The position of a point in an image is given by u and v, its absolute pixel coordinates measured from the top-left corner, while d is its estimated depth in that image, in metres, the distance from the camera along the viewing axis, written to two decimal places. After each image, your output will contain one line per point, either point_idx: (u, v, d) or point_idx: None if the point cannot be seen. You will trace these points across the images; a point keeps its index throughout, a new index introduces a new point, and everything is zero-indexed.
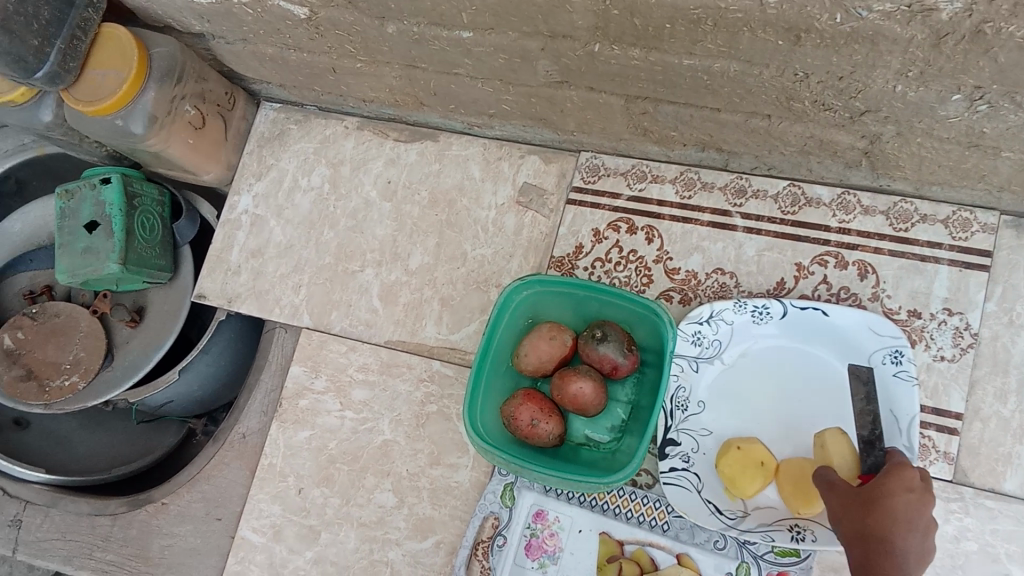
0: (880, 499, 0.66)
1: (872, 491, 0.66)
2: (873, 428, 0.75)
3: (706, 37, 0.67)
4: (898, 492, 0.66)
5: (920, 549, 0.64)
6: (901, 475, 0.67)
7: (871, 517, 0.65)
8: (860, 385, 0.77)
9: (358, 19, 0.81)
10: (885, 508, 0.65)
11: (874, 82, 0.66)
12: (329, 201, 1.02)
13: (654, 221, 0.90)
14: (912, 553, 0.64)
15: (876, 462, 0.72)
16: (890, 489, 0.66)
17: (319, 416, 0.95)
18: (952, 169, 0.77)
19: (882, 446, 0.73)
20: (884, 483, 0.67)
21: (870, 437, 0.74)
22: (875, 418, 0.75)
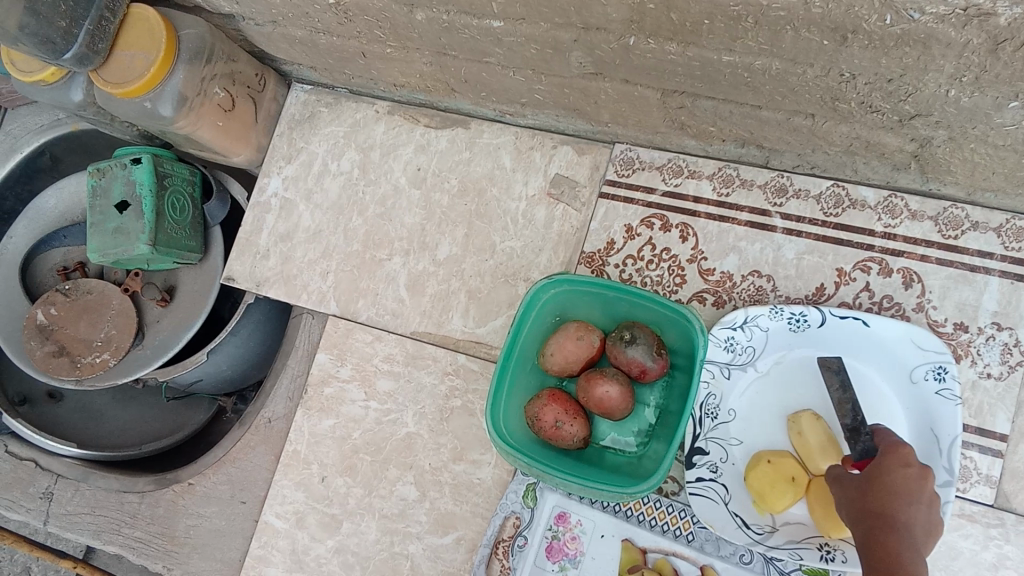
0: (879, 476, 0.63)
1: (870, 471, 0.64)
2: (854, 416, 0.73)
3: (746, 34, 0.63)
4: (896, 466, 0.64)
5: (926, 520, 0.62)
6: (897, 452, 0.65)
7: (873, 495, 0.62)
8: (833, 375, 0.76)
9: (386, 5, 0.79)
10: (885, 484, 0.63)
11: (926, 86, 0.62)
12: (358, 186, 1.00)
13: (689, 219, 0.87)
14: (919, 525, 0.61)
15: (866, 446, 0.70)
16: (888, 464, 0.64)
17: (344, 404, 0.93)
18: (1007, 176, 0.72)
19: (867, 430, 0.71)
20: (880, 462, 0.65)
21: (853, 425, 0.72)
22: (855, 407, 0.73)
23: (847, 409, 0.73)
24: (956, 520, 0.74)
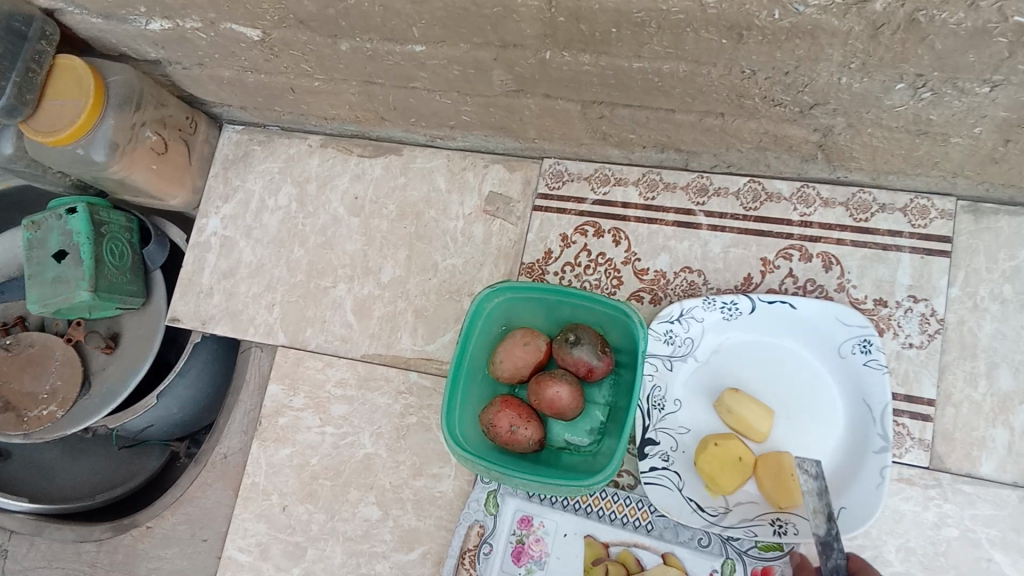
0: None
1: None
2: (828, 530, 0.73)
3: (651, 40, 0.68)
4: None
5: None
6: None
7: None
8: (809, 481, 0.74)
9: (311, 38, 0.82)
10: None
11: (820, 75, 0.67)
12: (297, 219, 1.02)
13: (620, 223, 0.91)
14: None
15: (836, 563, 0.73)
16: None
17: (299, 432, 0.94)
18: (906, 157, 0.78)
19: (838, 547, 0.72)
20: None
21: (823, 539, 0.73)
22: (829, 518, 0.73)
23: (822, 523, 0.73)
24: (896, 485, 0.78)
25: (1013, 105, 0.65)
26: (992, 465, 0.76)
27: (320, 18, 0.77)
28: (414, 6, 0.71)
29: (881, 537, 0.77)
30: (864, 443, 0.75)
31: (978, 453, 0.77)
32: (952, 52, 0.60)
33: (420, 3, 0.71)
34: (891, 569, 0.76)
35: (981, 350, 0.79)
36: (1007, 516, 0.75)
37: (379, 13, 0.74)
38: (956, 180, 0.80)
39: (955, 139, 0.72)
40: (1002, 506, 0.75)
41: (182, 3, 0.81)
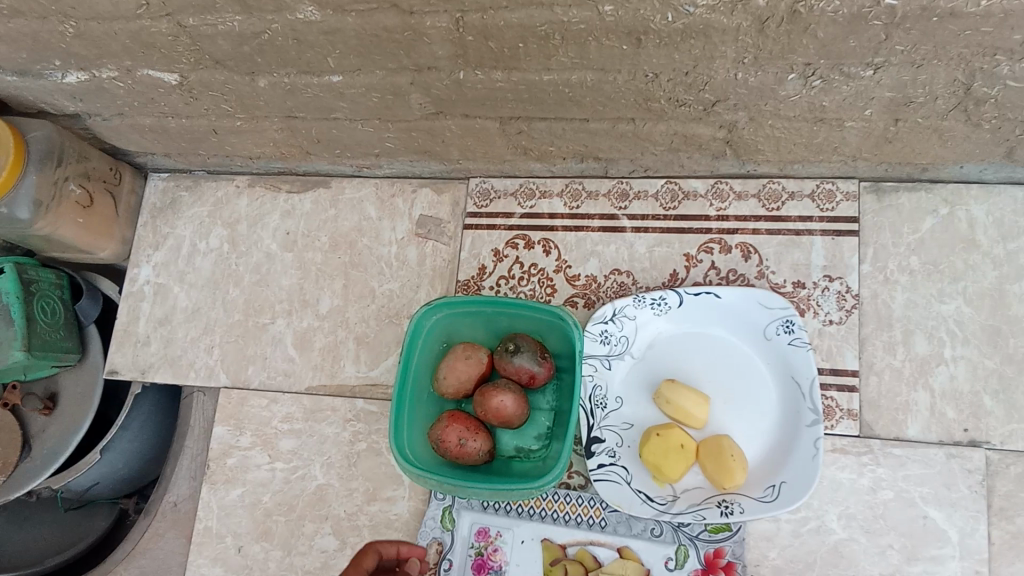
0: None
1: None
2: None
3: (557, 51, 0.71)
4: None
5: None
6: None
7: None
8: None
9: (229, 77, 0.83)
10: None
11: (717, 73, 0.71)
12: (230, 260, 1.02)
13: (548, 234, 0.94)
14: None
15: None
16: None
17: (249, 471, 0.93)
18: (807, 145, 0.83)
19: None
20: None
21: None
22: None
23: None
24: (831, 455, 0.81)
25: (895, 85, 0.71)
26: (917, 427, 0.81)
27: (236, 56, 0.79)
28: (327, 37, 0.74)
29: (823, 507, 0.80)
30: (797, 418, 0.80)
31: (904, 417, 0.81)
32: (833, 39, 0.65)
33: (333, 34, 0.73)
34: (835, 536, 0.79)
35: (895, 320, 0.84)
36: (936, 474, 0.79)
37: (294, 46, 0.76)
38: (856, 164, 0.86)
39: (849, 123, 0.78)
40: (931, 464, 0.79)
41: (98, 53, 0.82)
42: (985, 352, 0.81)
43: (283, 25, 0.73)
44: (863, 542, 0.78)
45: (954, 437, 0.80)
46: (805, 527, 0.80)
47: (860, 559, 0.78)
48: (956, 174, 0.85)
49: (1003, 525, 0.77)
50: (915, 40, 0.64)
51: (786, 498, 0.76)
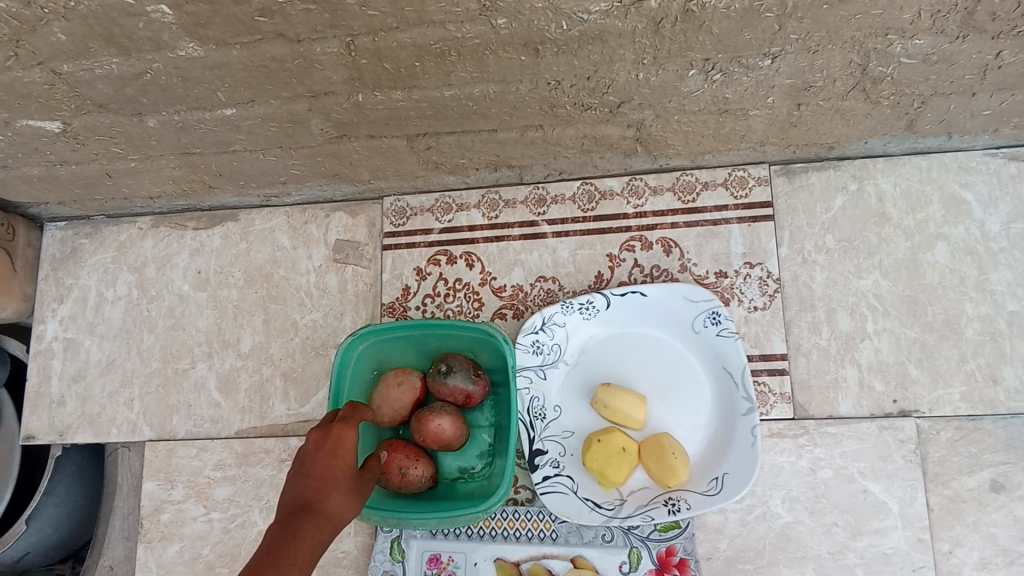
0: None
1: None
2: None
3: (455, 67, 0.70)
4: None
5: None
6: None
7: None
8: None
9: (115, 120, 0.79)
10: None
11: (618, 76, 0.71)
12: (141, 306, 0.98)
13: (469, 247, 0.93)
14: None
15: None
16: None
17: (185, 525, 0.90)
18: (714, 136, 0.83)
19: None
20: None
21: None
22: None
23: None
24: (769, 441, 0.82)
25: (794, 72, 0.71)
26: (849, 403, 0.82)
27: (120, 98, 0.75)
28: (214, 72, 0.70)
29: (767, 492, 0.81)
30: (732, 408, 0.80)
31: (835, 395, 0.82)
32: (728, 34, 0.65)
33: (219, 68, 0.70)
34: (781, 521, 0.80)
35: (817, 300, 0.85)
36: (872, 447, 0.80)
37: (179, 83, 0.72)
38: (765, 149, 0.86)
39: (753, 112, 0.78)
40: (865, 439, 0.81)
41: None
42: (905, 322, 0.83)
43: (165, 63, 0.69)
44: (809, 523, 0.80)
45: (885, 409, 0.81)
46: (752, 515, 0.81)
47: (807, 539, 0.79)
48: (861, 150, 0.86)
49: (939, 490, 0.79)
50: (808, 28, 0.65)
51: (730, 489, 0.77)
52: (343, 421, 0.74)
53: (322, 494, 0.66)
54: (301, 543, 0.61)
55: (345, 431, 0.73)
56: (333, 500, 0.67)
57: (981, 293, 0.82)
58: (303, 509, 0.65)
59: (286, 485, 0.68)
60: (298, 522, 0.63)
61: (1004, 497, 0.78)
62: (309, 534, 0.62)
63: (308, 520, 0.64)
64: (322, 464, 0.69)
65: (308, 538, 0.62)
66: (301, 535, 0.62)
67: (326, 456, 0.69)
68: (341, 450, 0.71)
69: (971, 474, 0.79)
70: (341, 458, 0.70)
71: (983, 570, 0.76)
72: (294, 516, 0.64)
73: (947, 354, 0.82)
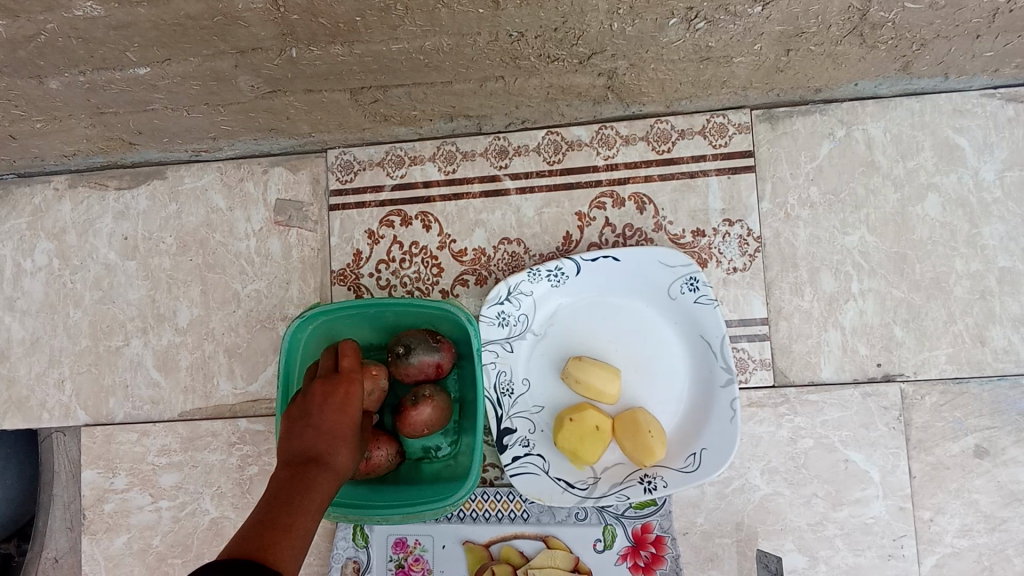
0: None
1: None
2: None
3: (403, 20, 0.61)
4: None
5: None
6: None
7: None
8: None
9: (11, 82, 0.68)
10: None
11: (591, 26, 0.62)
12: (64, 278, 0.89)
13: (425, 206, 0.85)
14: None
15: None
16: None
17: (131, 515, 0.85)
18: (694, 83, 0.75)
19: None
20: None
21: None
22: None
23: None
24: (748, 410, 0.78)
25: (786, 19, 0.63)
26: (831, 368, 0.78)
27: (13, 61, 0.64)
28: (120, 31, 0.60)
29: (745, 464, 0.78)
30: (710, 379, 0.76)
31: (817, 359, 0.78)
32: None
33: (126, 28, 0.60)
34: (760, 493, 0.77)
35: (800, 259, 0.79)
36: (854, 415, 0.77)
37: (81, 45, 0.62)
38: (747, 93, 0.78)
39: (737, 59, 0.70)
40: (849, 406, 0.77)
41: None
42: (891, 281, 0.78)
43: (61, 24, 0.59)
44: (788, 495, 0.77)
45: (869, 374, 0.77)
46: (730, 488, 0.77)
47: (786, 511, 0.77)
48: (850, 92, 0.79)
49: (922, 457, 0.76)
50: None
51: (708, 465, 0.74)
52: (350, 370, 0.64)
53: (330, 448, 0.58)
54: (308, 509, 0.53)
55: (354, 383, 0.63)
56: (340, 456, 0.58)
57: (972, 248, 0.78)
58: (309, 464, 0.56)
59: (287, 436, 0.59)
60: (306, 481, 0.55)
61: (988, 463, 0.76)
62: (317, 492, 0.55)
63: (315, 477, 0.56)
64: (332, 414, 0.59)
65: (316, 500, 0.54)
66: (306, 497, 0.54)
67: (339, 406, 0.60)
68: (351, 398, 0.61)
69: (956, 440, 0.76)
70: (350, 411, 0.61)
71: (964, 537, 0.75)
72: (299, 473, 0.55)
73: (934, 314, 0.77)
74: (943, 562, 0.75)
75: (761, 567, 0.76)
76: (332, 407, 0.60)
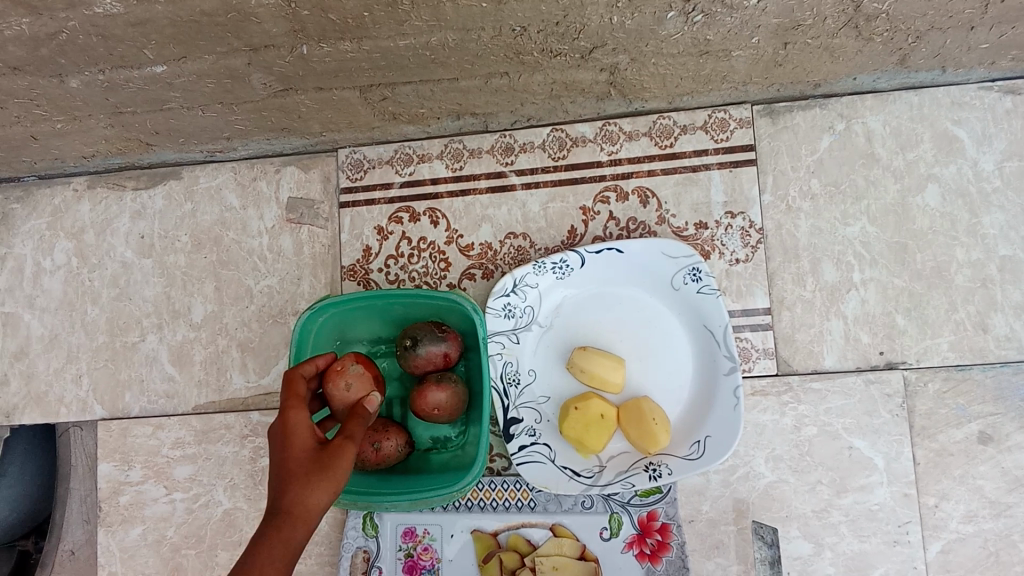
0: None
1: None
2: None
3: (410, 15, 0.63)
4: None
5: None
6: None
7: None
8: None
9: (33, 82, 0.71)
10: None
11: (591, 19, 0.64)
12: (82, 276, 0.91)
13: (434, 202, 0.87)
14: None
15: None
16: None
17: (146, 507, 0.86)
18: (694, 78, 0.76)
19: None
20: None
21: None
22: None
23: None
24: (752, 399, 0.79)
25: (782, 11, 0.65)
26: (834, 357, 0.79)
27: (35, 60, 0.67)
28: (137, 29, 0.63)
29: (750, 452, 0.79)
30: (713, 368, 0.77)
31: (820, 348, 0.79)
32: None
33: (143, 25, 0.62)
34: (765, 480, 0.78)
35: (802, 250, 0.81)
36: (857, 403, 0.78)
37: (100, 42, 0.64)
38: (748, 88, 0.80)
39: (736, 53, 0.72)
40: (851, 394, 0.78)
41: None
42: (893, 271, 0.79)
43: (81, 22, 0.62)
44: (793, 482, 0.78)
45: (871, 362, 0.78)
46: (734, 475, 0.78)
47: (791, 499, 0.77)
48: (849, 86, 0.80)
49: (926, 444, 0.77)
50: None
51: (712, 453, 0.75)
52: (286, 403, 0.61)
53: (276, 491, 0.55)
54: (253, 564, 0.51)
55: (292, 409, 0.60)
56: (292, 490, 0.55)
57: (973, 238, 0.79)
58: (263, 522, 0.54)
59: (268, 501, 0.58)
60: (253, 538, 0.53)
61: (992, 449, 0.76)
62: (267, 542, 0.52)
63: (264, 531, 0.53)
64: (275, 461, 0.57)
65: (267, 549, 0.52)
66: (254, 553, 0.52)
67: (276, 452, 0.58)
68: (290, 434, 0.58)
69: (959, 426, 0.77)
70: (293, 444, 0.58)
71: (969, 523, 0.75)
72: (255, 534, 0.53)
73: (936, 303, 0.78)
74: (948, 548, 0.75)
75: (768, 553, 0.77)
76: (278, 453, 0.58)
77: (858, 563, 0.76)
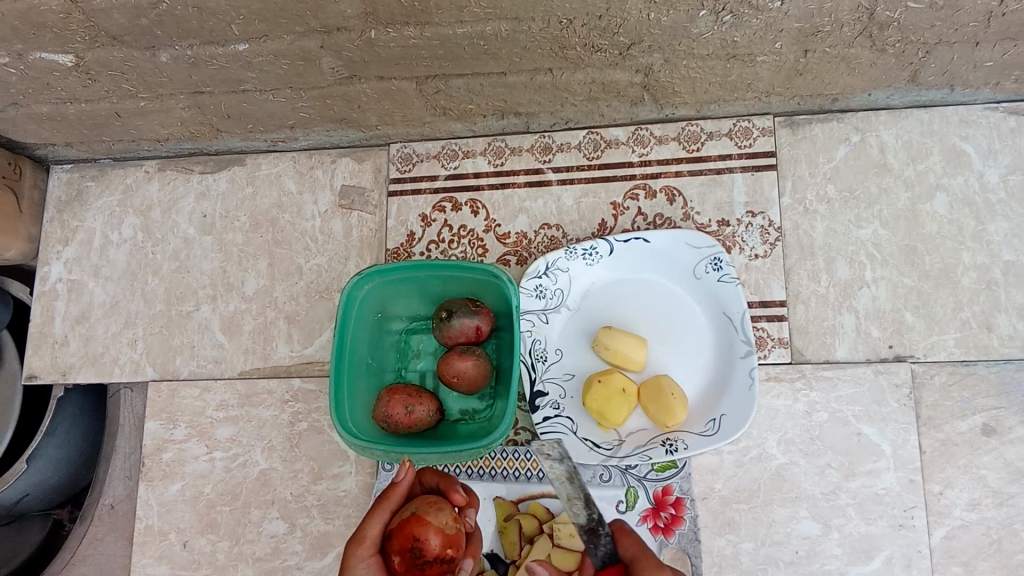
0: None
1: None
2: None
3: (470, 2, 0.71)
4: None
5: None
6: None
7: None
8: None
9: (128, 54, 0.79)
10: None
11: (631, 14, 0.72)
12: (146, 249, 0.99)
13: (475, 194, 0.93)
14: None
15: None
16: None
17: (187, 463, 0.91)
18: (721, 84, 0.83)
19: None
20: None
21: None
22: None
23: None
24: (767, 384, 0.83)
25: (802, 15, 0.72)
26: (845, 349, 0.83)
27: (134, 29, 0.75)
28: (230, 2, 0.71)
29: (763, 435, 0.82)
30: (730, 352, 0.82)
31: (832, 340, 0.84)
32: None
33: None
34: (776, 462, 0.82)
35: (817, 249, 0.86)
36: (867, 391, 0.82)
37: (195, 14, 0.73)
38: (770, 100, 0.86)
39: (760, 58, 0.79)
40: (861, 383, 0.82)
41: None
42: (903, 271, 0.85)
43: None
44: (803, 464, 0.81)
45: (881, 355, 0.83)
46: (747, 457, 0.82)
47: (801, 480, 0.81)
48: (865, 102, 0.87)
49: (932, 433, 0.81)
50: None
51: (726, 429, 0.79)
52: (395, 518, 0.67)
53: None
54: None
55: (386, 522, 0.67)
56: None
57: (978, 243, 0.84)
58: None
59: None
60: None
61: (995, 441, 0.80)
62: None
63: None
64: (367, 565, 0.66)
65: None
66: None
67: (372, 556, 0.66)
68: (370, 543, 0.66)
69: (964, 418, 0.80)
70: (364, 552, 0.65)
71: (972, 510, 0.78)
72: None
73: (943, 302, 0.83)
74: (952, 534, 0.78)
75: (778, 531, 0.80)
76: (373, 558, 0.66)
77: (866, 544, 0.79)
